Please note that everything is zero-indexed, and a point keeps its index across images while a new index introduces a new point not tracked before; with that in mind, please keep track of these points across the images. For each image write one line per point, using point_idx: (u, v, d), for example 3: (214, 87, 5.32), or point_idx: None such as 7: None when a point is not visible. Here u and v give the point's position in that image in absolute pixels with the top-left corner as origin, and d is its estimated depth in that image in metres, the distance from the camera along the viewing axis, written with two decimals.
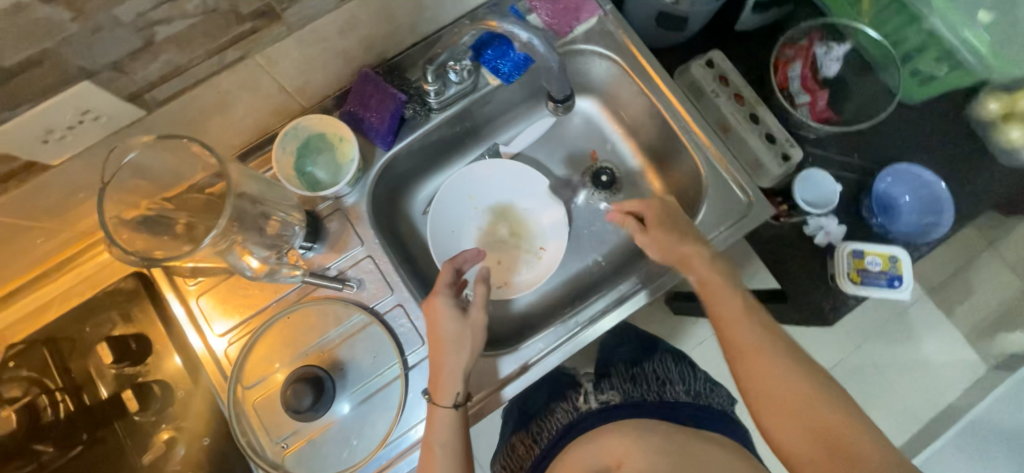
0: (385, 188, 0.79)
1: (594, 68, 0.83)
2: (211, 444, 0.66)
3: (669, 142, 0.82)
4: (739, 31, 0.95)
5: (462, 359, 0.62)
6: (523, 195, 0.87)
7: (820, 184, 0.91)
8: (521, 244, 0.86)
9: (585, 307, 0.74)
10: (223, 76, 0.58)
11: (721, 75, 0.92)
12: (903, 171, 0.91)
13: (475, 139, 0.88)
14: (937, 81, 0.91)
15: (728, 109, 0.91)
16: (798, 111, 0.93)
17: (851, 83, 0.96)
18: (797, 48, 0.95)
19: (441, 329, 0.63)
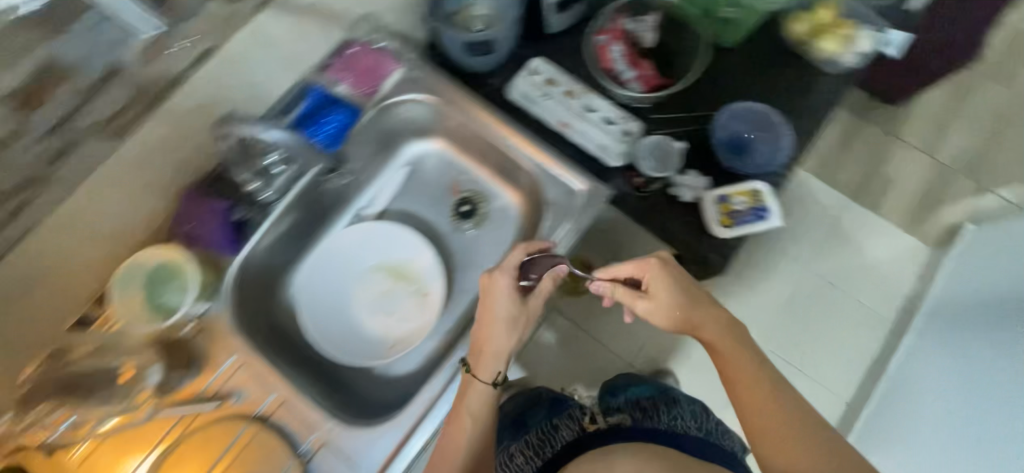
0: (248, 289, 0.78)
1: (418, 113, 0.87)
2: None
3: (507, 157, 0.85)
4: (556, 34, 0.99)
5: (501, 345, 0.70)
6: (397, 246, 0.87)
7: (658, 146, 0.94)
8: (408, 294, 0.84)
9: (466, 335, 0.77)
10: (20, 249, 0.58)
11: (547, 79, 0.96)
12: (739, 111, 0.96)
13: (333, 210, 0.89)
14: (741, 23, 0.97)
15: (562, 106, 0.95)
16: (628, 87, 0.97)
17: (668, 46, 1.01)
18: (608, 32, 1.00)
19: (508, 309, 0.70)
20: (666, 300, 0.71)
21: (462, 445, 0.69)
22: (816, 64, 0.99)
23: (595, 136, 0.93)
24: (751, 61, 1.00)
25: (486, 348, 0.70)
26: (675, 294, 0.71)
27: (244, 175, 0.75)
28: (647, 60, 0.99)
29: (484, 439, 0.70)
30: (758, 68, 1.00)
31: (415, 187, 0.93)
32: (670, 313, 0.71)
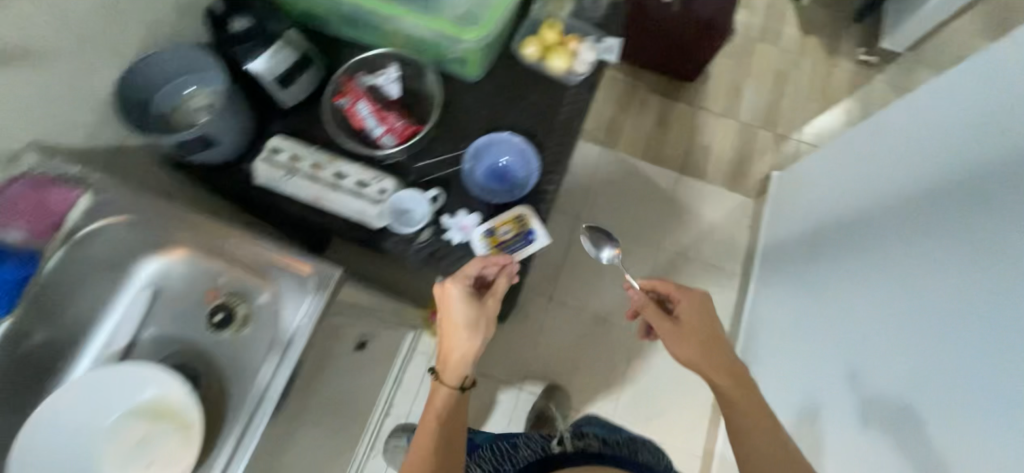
0: None
1: (120, 236, 0.81)
2: None
3: (234, 257, 0.82)
4: (293, 108, 0.98)
5: (475, 344, 0.82)
6: (145, 380, 0.76)
7: (415, 200, 0.92)
8: (167, 432, 0.75)
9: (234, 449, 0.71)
10: None
11: (289, 155, 0.93)
12: (492, 143, 0.99)
13: (62, 355, 0.81)
14: (469, 62, 1.01)
15: (310, 180, 0.91)
16: (383, 145, 0.98)
17: (414, 94, 1.04)
18: (347, 91, 0.98)
19: (465, 314, 0.82)
20: (675, 346, 0.92)
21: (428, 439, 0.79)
22: (551, 75, 1.06)
23: (350, 204, 0.91)
24: (494, 94, 1.06)
25: (448, 353, 0.81)
26: (673, 339, 0.92)
27: None
28: (396, 112, 1.00)
29: (448, 443, 0.80)
30: (501, 99, 1.06)
31: (167, 306, 0.85)
32: (684, 354, 0.91)
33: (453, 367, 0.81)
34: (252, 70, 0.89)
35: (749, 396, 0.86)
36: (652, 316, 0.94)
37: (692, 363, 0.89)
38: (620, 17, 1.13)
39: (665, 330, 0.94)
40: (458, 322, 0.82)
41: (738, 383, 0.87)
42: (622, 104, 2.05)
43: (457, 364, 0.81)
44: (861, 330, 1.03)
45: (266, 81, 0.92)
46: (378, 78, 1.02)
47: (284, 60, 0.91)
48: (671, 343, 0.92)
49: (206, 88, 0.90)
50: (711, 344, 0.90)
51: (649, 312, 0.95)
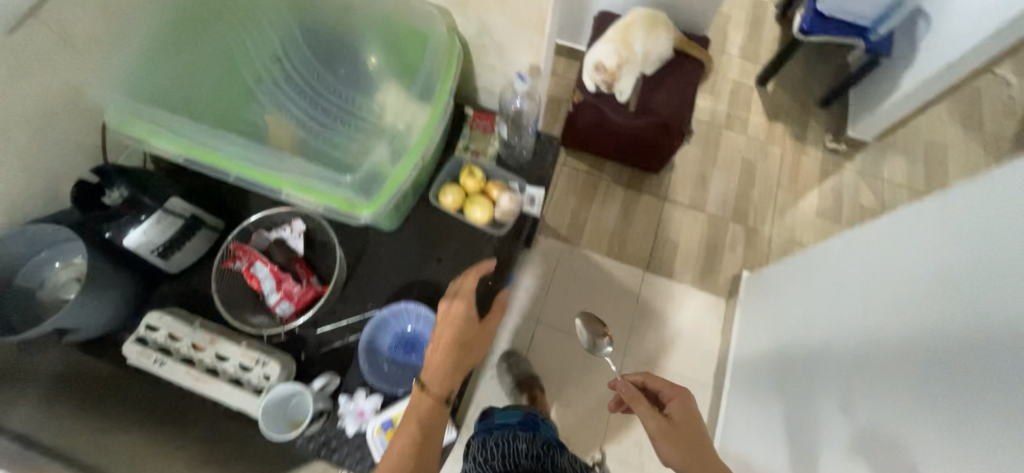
0: None
1: None
2: None
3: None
4: (179, 271, 0.90)
5: (468, 356, 0.83)
6: None
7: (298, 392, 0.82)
8: None
9: None
10: None
11: (165, 336, 0.83)
12: (397, 314, 0.91)
13: None
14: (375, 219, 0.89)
15: (187, 363, 0.82)
16: (277, 311, 0.90)
17: (322, 247, 0.97)
18: (241, 252, 0.90)
19: (462, 330, 0.83)
20: (664, 436, 0.88)
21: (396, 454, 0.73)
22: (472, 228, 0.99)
23: (226, 395, 0.80)
24: (410, 244, 0.98)
25: (439, 360, 0.81)
26: (665, 435, 0.87)
27: None
28: (296, 272, 0.92)
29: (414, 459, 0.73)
30: (417, 249, 0.98)
31: None
32: (671, 447, 0.85)
33: (439, 384, 0.80)
34: (127, 244, 0.82)
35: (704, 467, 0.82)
36: (642, 412, 0.92)
37: (676, 452, 0.85)
38: (550, 155, 1.07)
39: (649, 419, 0.90)
40: (459, 332, 0.82)
41: (700, 456, 0.84)
42: (585, 196, 1.98)
43: (442, 382, 0.80)
44: (896, 410, 0.77)
45: (145, 253, 0.84)
46: (280, 232, 0.94)
47: (165, 231, 0.84)
48: (659, 437, 0.88)
49: (74, 260, 0.84)
50: (689, 434, 0.87)
51: (637, 400, 0.94)
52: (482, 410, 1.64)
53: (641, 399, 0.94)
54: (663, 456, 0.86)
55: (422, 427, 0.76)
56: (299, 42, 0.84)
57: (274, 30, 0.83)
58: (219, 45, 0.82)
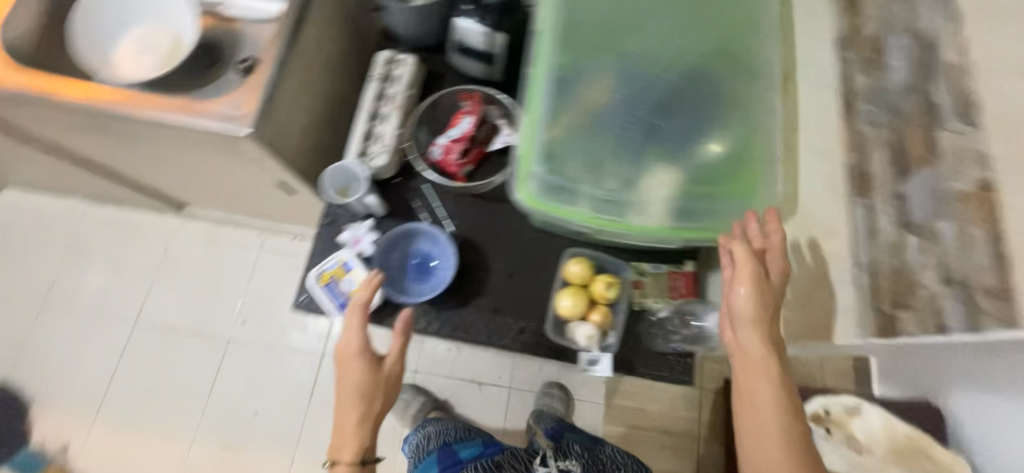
0: None
1: None
2: None
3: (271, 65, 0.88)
4: (452, 63, 1.05)
5: (352, 350, 0.84)
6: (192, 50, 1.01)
7: (349, 174, 0.94)
8: (162, 68, 0.99)
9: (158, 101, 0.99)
10: None
11: (396, 75, 1.02)
12: (421, 234, 0.96)
13: None
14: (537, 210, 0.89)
15: (376, 97, 1.00)
16: (430, 146, 0.99)
17: (504, 169, 1.02)
18: (474, 104, 1.02)
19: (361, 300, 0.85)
20: (755, 349, 0.72)
21: (347, 425, 0.82)
22: (549, 301, 0.93)
23: (353, 133, 0.97)
24: (525, 243, 0.98)
25: (348, 370, 0.83)
26: (755, 285, 0.74)
27: None
28: (467, 151, 0.99)
29: (362, 348, 0.84)
30: (521, 249, 0.98)
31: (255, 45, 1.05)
32: (749, 318, 0.73)
33: (360, 379, 0.83)
34: (456, 19, 0.96)
35: (756, 415, 0.69)
36: (737, 250, 0.76)
37: (756, 317, 0.73)
38: (655, 368, 0.90)
39: (773, 271, 0.77)
40: (358, 364, 0.84)
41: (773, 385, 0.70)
42: (675, 412, 1.64)
43: (354, 376, 0.83)
44: None
45: (456, 35, 0.99)
46: (505, 130, 1.02)
47: (476, 42, 0.97)
48: (750, 316, 0.73)
49: None
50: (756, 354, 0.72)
51: (744, 264, 0.75)
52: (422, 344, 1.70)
53: (735, 240, 0.78)
54: (752, 407, 0.70)
55: (344, 391, 0.83)
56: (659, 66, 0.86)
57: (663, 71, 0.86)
58: (627, 19, 0.89)
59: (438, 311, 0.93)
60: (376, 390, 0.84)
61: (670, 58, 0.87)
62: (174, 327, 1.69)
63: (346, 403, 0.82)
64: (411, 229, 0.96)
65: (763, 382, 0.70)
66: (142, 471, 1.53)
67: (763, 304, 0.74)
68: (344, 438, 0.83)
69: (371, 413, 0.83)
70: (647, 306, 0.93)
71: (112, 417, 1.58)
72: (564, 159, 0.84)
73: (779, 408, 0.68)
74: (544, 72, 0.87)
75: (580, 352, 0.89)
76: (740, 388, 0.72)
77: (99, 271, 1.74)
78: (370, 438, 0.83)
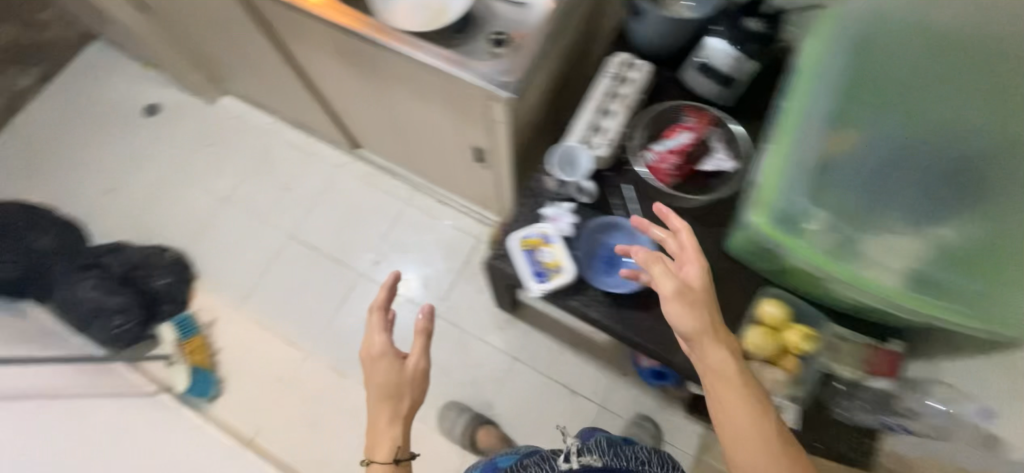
0: None
1: None
2: None
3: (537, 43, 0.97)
4: (681, 80, 1.07)
5: (373, 362, 1.07)
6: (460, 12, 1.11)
7: (574, 157, 0.99)
8: (432, 21, 1.11)
9: None
10: None
11: (629, 77, 1.06)
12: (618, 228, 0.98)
13: None
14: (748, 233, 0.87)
15: (604, 92, 1.05)
16: (644, 151, 1.02)
17: (707, 190, 1.01)
18: (697, 121, 1.02)
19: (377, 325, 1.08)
20: (719, 357, 0.73)
21: (379, 414, 1.04)
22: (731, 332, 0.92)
23: (577, 119, 1.02)
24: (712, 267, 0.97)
25: (373, 381, 1.06)
26: (683, 298, 0.76)
27: None
28: (680, 164, 1.00)
29: (392, 364, 1.07)
30: (707, 272, 0.97)
31: (505, 21, 1.15)
32: (695, 329, 0.75)
33: (389, 380, 1.05)
34: (709, 38, 0.98)
35: (739, 442, 0.68)
36: (657, 272, 0.78)
37: (698, 334, 0.74)
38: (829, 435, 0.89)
39: (691, 276, 0.79)
40: (384, 359, 1.07)
41: (738, 395, 0.71)
42: None
43: (379, 374, 1.06)
44: None
45: (699, 57, 1.00)
46: (720, 154, 1.02)
47: (721, 63, 0.98)
48: (702, 333, 0.74)
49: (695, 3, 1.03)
50: (726, 371, 0.73)
51: (663, 273, 0.77)
52: (525, 333, 1.75)
53: (662, 259, 0.81)
54: (729, 419, 0.70)
55: (373, 393, 1.06)
56: (904, 147, 0.91)
57: (917, 156, 0.90)
58: (891, 94, 0.92)
59: (616, 309, 0.94)
60: (397, 402, 1.05)
61: (920, 140, 0.90)
62: (319, 247, 1.88)
63: (384, 415, 1.04)
64: (609, 222, 0.99)
65: (742, 411, 0.69)
66: (265, 360, 1.72)
67: (692, 300, 0.76)
68: (376, 430, 1.04)
69: (389, 430, 1.03)
70: (836, 371, 0.88)
71: (254, 310, 1.78)
72: (805, 196, 0.84)
73: (764, 444, 0.66)
74: (802, 107, 0.86)
75: (763, 394, 0.88)
76: (716, 412, 0.72)
77: (274, 182, 1.98)
78: (400, 436, 1.03)
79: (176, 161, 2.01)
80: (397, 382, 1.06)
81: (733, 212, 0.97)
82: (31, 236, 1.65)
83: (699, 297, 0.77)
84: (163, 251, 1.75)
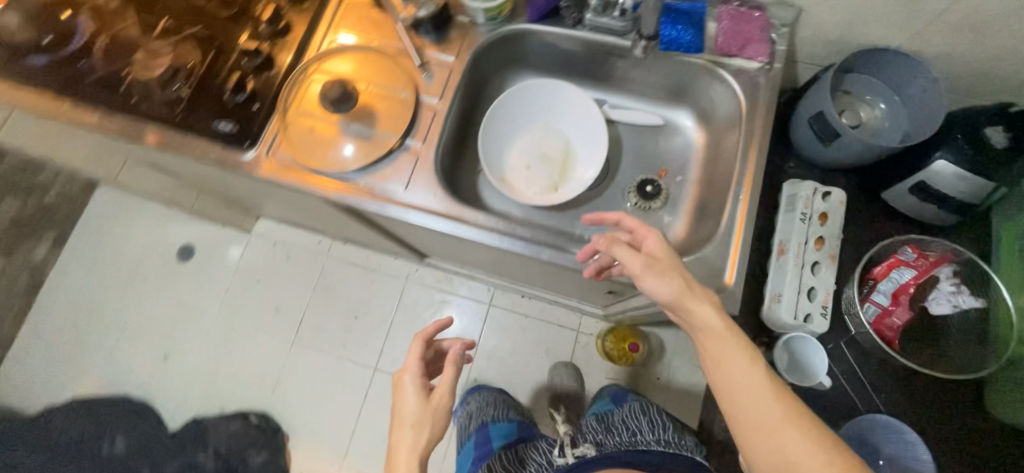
0: (507, 48, 0.92)
1: (720, 102, 0.86)
2: (253, 112, 0.86)
3: (716, 211, 0.83)
4: (882, 198, 0.88)
5: (405, 400, 0.81)
6: (585, 164, 0.92)
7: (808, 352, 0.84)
8: (555, 178, 0.93)
9: (546, 217, 0.92)
10: None
11: (825, 213, 0.85)
12: (883, 423, 0.80)
13: (596, 81, 0.96)
14: None
15: (803, 239, 0.84)
16: (862, 306, 0.84)
17: (945, 335, 0.83)
18: (922, 256, 0.83)
19: (413, 355, 0.85)
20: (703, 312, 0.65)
21: (400, 449, 0.77)
22: None
23: (784, 283, 0.83)
24: (971, 433, 0.83)
25: (403, 422, 0.79)
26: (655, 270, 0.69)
27: None
28: (911, 316, 0.83)
29: (424, 386, 0.82)
30: (967, 440, 0.82)
31: (640, 156, 0.96)
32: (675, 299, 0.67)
33: (419, 411, 0.79)
34: (937, 162, 0.77)
35: (752, 411, 0.59)
36: (619, 254, 0.70)
37: (675, 301, 0.67)
38: None
39: (654, 247, 0.71)
40: (418, 384, 0.82)
41: (732, 346, 0.63)
42: None
43: (410, 399, 0.81)
44: None
45: (922, 176, 0.80)
46: (958, 290, 0.82)
47: (953, 190, 0.79)
48: (681, 294, 0.66)
49: (876, 108, 0.87)
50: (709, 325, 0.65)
51: (631, 259, 0.70)
52: None
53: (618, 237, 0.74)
54: (726, 371, 0.62)
55: (399, 423, 0.79)
56: None
57: None
58: None
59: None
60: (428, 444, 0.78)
61: None
62: None
63: (406, 455, 0.75)
64: (875, 421, 0.81)
65: (736, 366, 0.62)
66: None
67: (662, 266, 0.69)
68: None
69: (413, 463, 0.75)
70: None
71: (357, 464, 1.63)
72: None
73: (760, 388, 0.59)
74: None
75: None
76: (716, 379, 0.63)
77: (337, 308, 1.78)
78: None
79: (224, 308, 1.80)
80: (436, 412, 0.79)
81: (991, 364, 0.79)
82: (105, 444, 1.65)
83: (669, 262, 0.69)
84: (246, 419, 1.65)
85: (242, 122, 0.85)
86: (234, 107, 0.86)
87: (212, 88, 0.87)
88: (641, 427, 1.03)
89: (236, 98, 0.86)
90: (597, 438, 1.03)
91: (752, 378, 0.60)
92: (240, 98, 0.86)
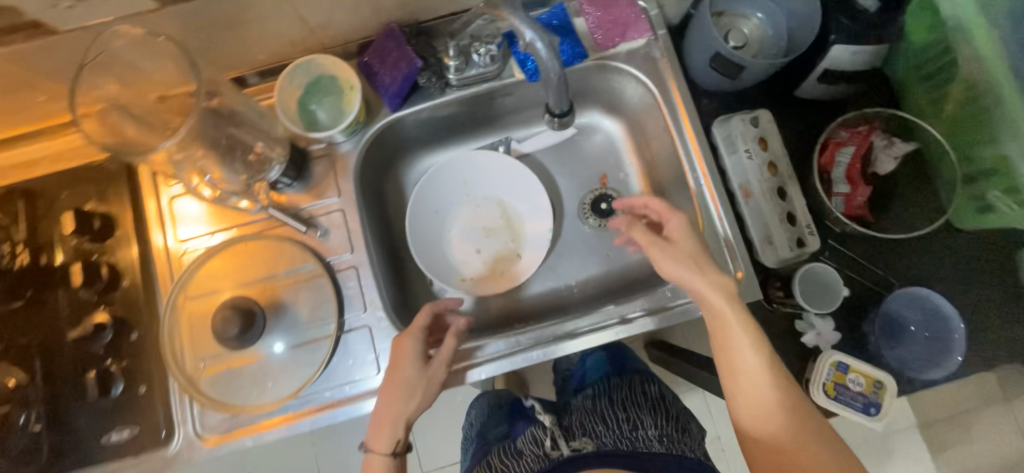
0: (384, 148, 0.77)
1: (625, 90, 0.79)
2: (145, 394, 0.67)
3: (679, 195, 0.79)
4: (798, 97, 0.91)
5: (399, 363, 0.63)
6: (530, 218, 0.82)
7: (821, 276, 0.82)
8: (510, 248, 0.82)
9: (524, 291, 0.82)
10: (244, 9, 0.58)
11: (762, 136, 0.85)
12: (916, 296, 0.82)
13: (490, 126, 0.84)
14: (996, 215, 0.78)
15: (758, 173, 0.83)
16: (831, 201, 0.85)
17: (901, 188, 0.87)
18: (854, 132, 0.86)
19: (400, 343, 0.63)
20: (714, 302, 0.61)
21: (387, 410, 0.61)
22: None
23: (767, 223, 0.81)
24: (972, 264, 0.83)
25: (390, 381, 0.62)
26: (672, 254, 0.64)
27: (448, 46, 0.69)
28: (871, 188, 0.86)
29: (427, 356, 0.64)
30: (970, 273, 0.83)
31: (574, 173, 0.87)
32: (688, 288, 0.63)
33: (407, 377, 0.62)
34: (835, 48, 0.78)
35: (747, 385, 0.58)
36: (637, 233, 0.67)
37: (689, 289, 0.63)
38: None
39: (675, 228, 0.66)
40: (417, 351, 0.63)
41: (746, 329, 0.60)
42: None
43: (401, 363, 0.62)
44: None
45: (825, 65, 0.82)
46: (893, 143, 0.85)
47: (855, 63, 0.82)
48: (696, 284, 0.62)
49: (751, 17, 0.86)
50: (721, 308, 0.61)
51: (648, 245, 0.66)
52: None
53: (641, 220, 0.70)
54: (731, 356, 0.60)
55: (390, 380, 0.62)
56: None
57: None
58: None
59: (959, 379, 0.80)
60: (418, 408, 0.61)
61: None
62: None
63: (392, 417, 0.61)
64: (906, 297, 0.82)
65: (743, 349, 0.59)
66: None
67: (671, 252, 0.64)
68: (390, 434, 0.60)
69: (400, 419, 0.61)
70: None
71: None
72: None
73: (768, 372, 0.58)
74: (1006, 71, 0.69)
75: None
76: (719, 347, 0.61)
77: None
78: (401, 429, 0.61)
79: None
80: (432, 379, 0.62)
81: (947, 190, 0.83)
82: None
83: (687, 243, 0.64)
84: None
85: (141, 407, 0.66)
86: (118, 405, 0.66)
87: (68, 390, 0.66)
88: (640, 417, 0.77)
89: (112, 386, 0.66)
90: (589, 431, 0.75)
91: (755, 361, 0.59)
92: (118, 382, 0.66)
